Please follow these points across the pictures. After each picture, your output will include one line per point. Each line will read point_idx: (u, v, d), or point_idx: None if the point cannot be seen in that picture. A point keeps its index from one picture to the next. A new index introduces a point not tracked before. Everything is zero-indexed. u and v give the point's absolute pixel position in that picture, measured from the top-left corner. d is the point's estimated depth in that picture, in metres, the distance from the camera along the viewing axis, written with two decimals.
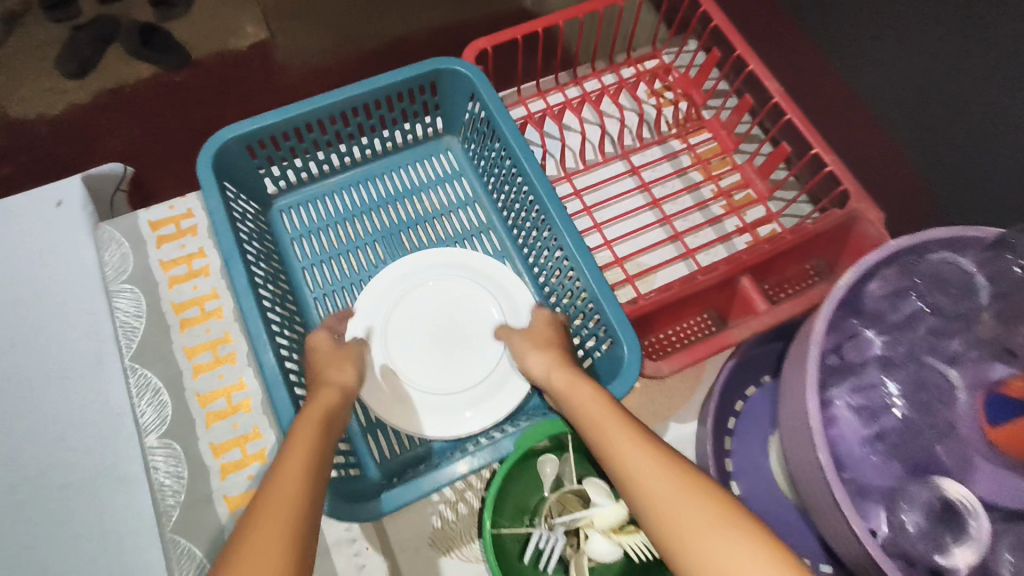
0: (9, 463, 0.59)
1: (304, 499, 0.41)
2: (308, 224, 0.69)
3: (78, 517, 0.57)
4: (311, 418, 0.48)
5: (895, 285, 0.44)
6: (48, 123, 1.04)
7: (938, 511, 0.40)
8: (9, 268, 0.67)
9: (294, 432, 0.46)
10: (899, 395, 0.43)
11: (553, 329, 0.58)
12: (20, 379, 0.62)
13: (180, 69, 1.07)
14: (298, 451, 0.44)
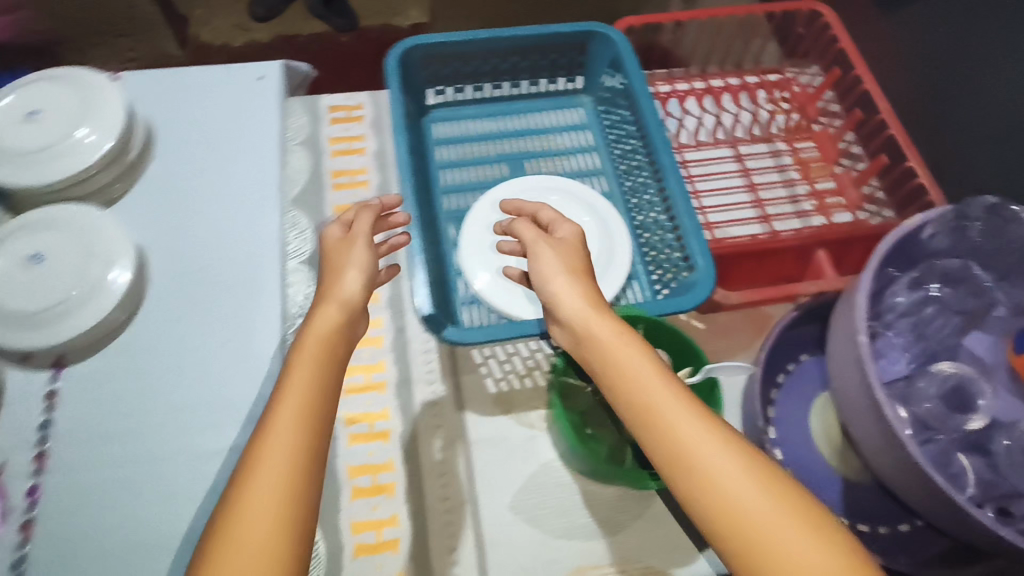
0: (179, 254, 0.71)
1: (302, 437, 0.45)
2: (452, 136, 0.81)
3: (222, 307, 0.69)
4: (320, 333, 0.51)
5: (951, 223, 0.51)
6: (228, 52, 1.34)
7: (950, 390, 0.51)
8: (209, 113, 0.80)
9: (301, 348, 0.50)
10: (938, 294, 0.53)
11: (572, 255, 0.56)
12: (198, 194, 0.75)
13: (347, 31, 1.35)
14: (303, 375, 0.48)
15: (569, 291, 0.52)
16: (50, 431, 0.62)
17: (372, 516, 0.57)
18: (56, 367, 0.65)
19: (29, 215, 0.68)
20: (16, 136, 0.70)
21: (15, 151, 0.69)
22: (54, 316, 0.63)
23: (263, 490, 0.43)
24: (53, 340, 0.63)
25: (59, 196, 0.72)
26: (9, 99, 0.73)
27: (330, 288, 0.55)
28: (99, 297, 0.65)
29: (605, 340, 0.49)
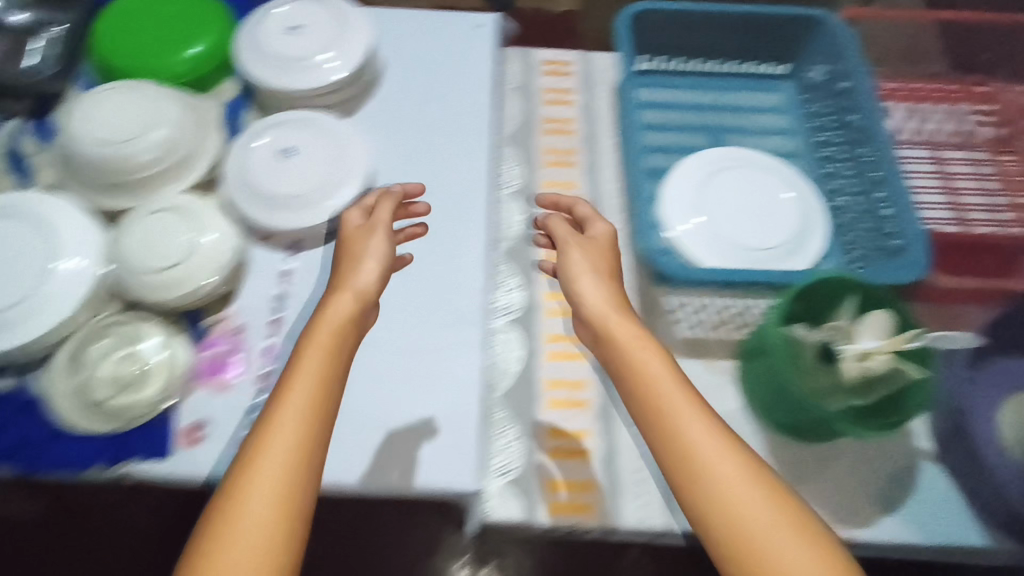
0: (403, 172, 0.78)
1: (303, 436, 0.52)
2: (656, 101, 0.84)
3: (441, 223, 0.74)
4: (329, 321, 0.58)
5: None
6: None
7: None
8: (430, 52, 0.86)
9: (313, 342, 0.56)
10: None
11: (597, 258, 0.62)
12: (420, 121, 0.81)
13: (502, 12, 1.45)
14: (310, 374, 0.55)
15: (592, 289, 0.60)
16: (285, 305, 0.70)
17: (570, 425, 0.65)
18: (290, 248, 0.73)
19: (283, 114, 0.77)
20: (276, 44, 0.78)
21: (276, 59, 0.78)
22: (296, 204, 0.72)
23: (262, 485, 0.50)
24: (300, 224, 0.72)
25: (303, 100, 0.80)
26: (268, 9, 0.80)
27: (346, 277, 0.61)
28: (340, 194, 0.72)
29: (624, 339, 0.57)
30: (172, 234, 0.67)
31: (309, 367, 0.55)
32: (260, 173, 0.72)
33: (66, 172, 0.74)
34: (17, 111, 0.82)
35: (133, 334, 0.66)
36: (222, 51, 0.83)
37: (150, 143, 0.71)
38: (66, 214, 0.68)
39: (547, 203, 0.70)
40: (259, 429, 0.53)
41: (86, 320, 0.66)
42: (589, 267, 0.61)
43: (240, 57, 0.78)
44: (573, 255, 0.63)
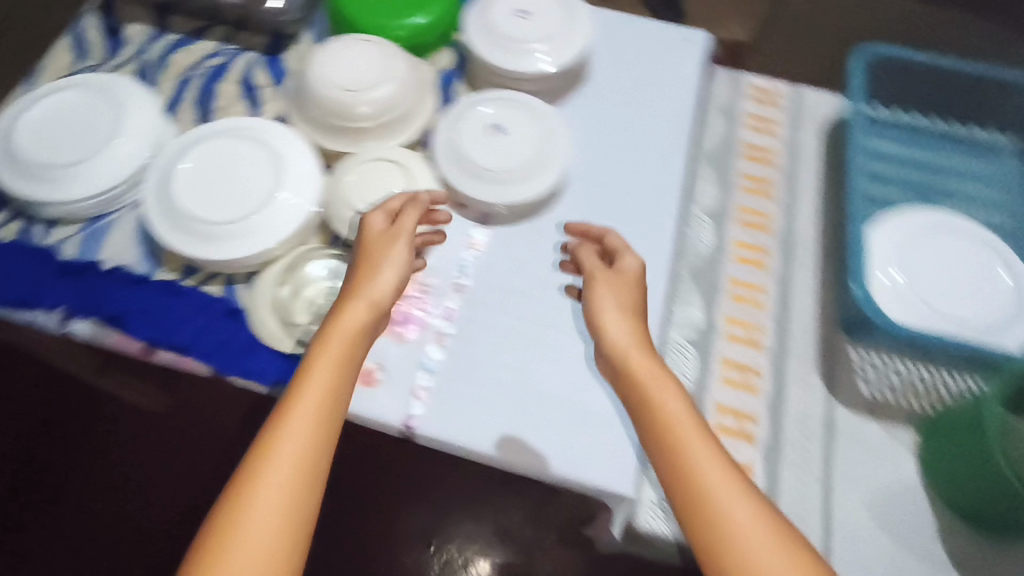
0: (596, 170, 0.79)
1: (311, 440, 0.52)
2: (881, 147, 0.94)
3: (627, 227, 0.75)
4: (343, 330, 0.58)
5: None
6: None
7: None
8: (638, 58, 0.87)
9: (322, 352, 0.57)
10: None
11: (623, 289, 0.63)
12: (618, 123, 0.82)
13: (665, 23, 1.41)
14: (319, 385, 0.55)
15: (617, 325, 0.60)
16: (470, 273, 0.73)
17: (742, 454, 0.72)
18: (481, 222, 0.76)
19: (497, 92, 0.79)
20: (504, 26, 0.81)
21: (504, 40, 0.81)
22: (502, 183, 0.73)
23: (268, 494, 0.49)
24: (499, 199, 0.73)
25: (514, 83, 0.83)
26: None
27: (361, 283, 0.61)
28: (542, 179, 0.74)
29: (645, 377, 0.56)
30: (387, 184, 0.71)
31: (318, 379, 0.55)
32: (469, 144, 0.74)
33: (294, 108, 0.79)
34: (254, 45, 0.88)
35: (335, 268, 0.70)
36: (439, 25, 0.86)
37: (379, 97, 0.74)
38: (293, 148, 0.73)
39: (578, 233, 0.72)
40: (267, 434, 0.52)
41: (294, 249, 0.70)
42: (617, 304, 0.61)
43: (467, 31, 0.82)
44: (599, 289, 0.63)
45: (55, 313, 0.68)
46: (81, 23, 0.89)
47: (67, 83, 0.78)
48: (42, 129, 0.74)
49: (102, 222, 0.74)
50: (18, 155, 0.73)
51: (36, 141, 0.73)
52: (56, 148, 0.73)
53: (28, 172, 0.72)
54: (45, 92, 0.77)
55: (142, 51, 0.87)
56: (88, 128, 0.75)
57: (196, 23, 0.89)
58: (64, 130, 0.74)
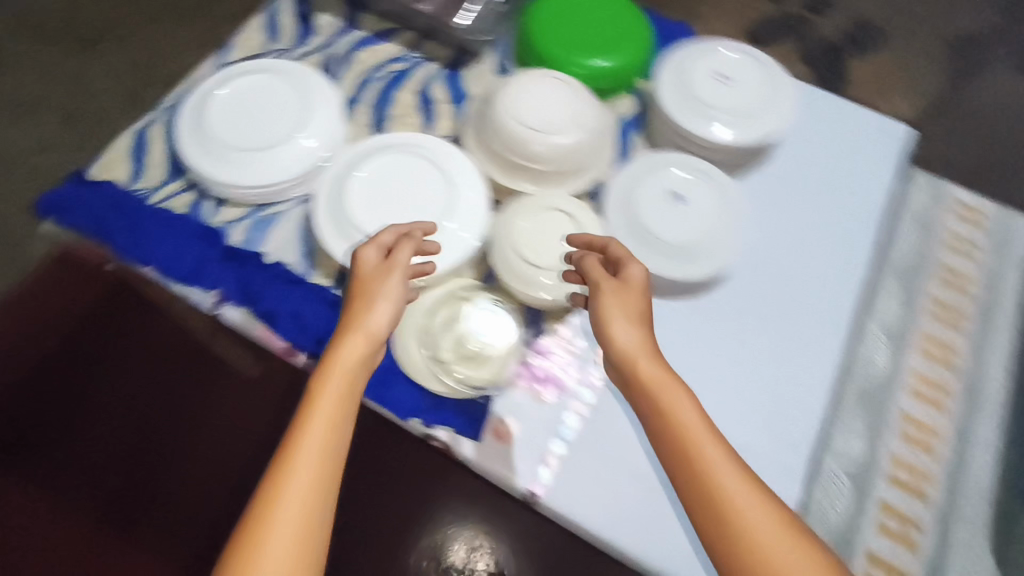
0: (769, 257, 0.74)
1: (314, 486, 0.48)
2: None
3: (796, 329, 0.71)
4: (342, 366, 0.53)
5: None
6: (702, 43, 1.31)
7: None
8: (829, 139, 0.81)
9: (322, 389, 0.52)
10: None
11: (627, 295, 0.58)
12: (800, 210, 0.77)
13: None
14: (322, 423, 0.50)
15: (623, 336, 0.55)
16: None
17: None
18: None
19: (683, 156, 0.76)
20: (700, 88, 0.78)
21: (697, 103, 0.77)
22: (679, 255, 0.71)
23: (274, 554, 0.45)
24: (664, 273, 0.71)
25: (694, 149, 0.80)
26: (703, 49, 0.80)
27: (356, 317, 0.56)
28: (712, 262, 0.71)
29: (652, 383, 0.53)
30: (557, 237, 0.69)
31: (321, 417, 0.51)
32: (644, 209, 0.72)
33: (471, 130, 0.78)
34: (437, 57, 0.88)
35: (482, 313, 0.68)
36: (618, 72, 0.84)
37: (563, 146, 0.72)
38: (469, 180, 0.72)
39: (580, 242, 0.65)
40: (267, 485, 0.48)
41: (448, 283, 0.69)
42: (627, 312, 0.56)
43: (659, 82, 0.79)
44: (603, 296, 0.58)
45: (211, 296, 0.70)
46: (277, 4, 0.91)
47: (258, 66, 0.79)
48: (230, 111, 0.76)
49: (265, 211, 0.75)
50: (205, 133, 0.74)
51: (224, 121, 0.75)
52: (241, 132, 0.75)
53: (211, 151, 0.74)
54: (238, 71, 0.79)
55: (329, 43, 0.88)
56: (273, 117, 0.76)
57: (385, 26, 0.90)
58: (251, 115, 0.75)
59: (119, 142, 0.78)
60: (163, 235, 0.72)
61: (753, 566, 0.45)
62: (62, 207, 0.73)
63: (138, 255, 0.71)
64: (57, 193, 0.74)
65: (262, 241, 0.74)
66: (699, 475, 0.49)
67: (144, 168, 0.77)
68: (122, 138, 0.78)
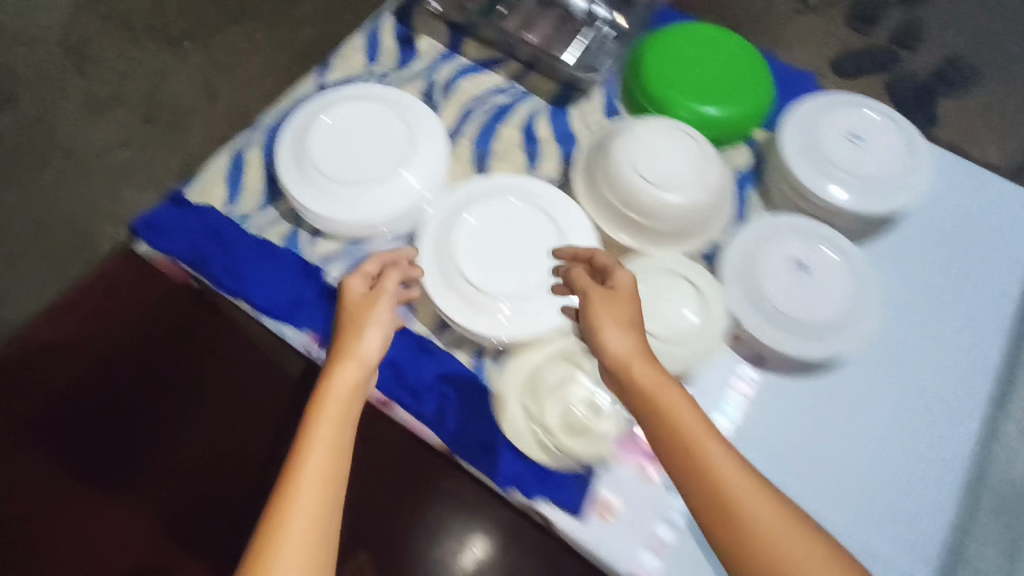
0: (894, 344, 0.71)
1: (316, 514, 0.45)
2: None
3: (922, 427, 0.68)
4: (336, 392, 0.51)
5: None
6: None
7: None
8: (964, 217, 0.77)
9: (319, 416, 0.50)
10: None
11: (618, 308, 0.56)
12: (929, 294, 0.73)
13: None
14: (322, 448, 0.48)
15: (613, 337, 0.54)
16: (733, 424, 0.67)
17: None
18: (754, 364, 0.69)
19: (806, 219, 0.72)
20: (826, 141, 0.74)
21: (826, 165, 0.73)
22: (802, 331, 0.67)
23: None
24: (785, 348, 0.67)
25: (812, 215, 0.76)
26: (843, 104, 0.76)
27: (347, 346, 0.55)
28: (838, 342, 0.67)
29: (645, 385, 0.51)
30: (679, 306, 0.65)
31: (321, 443, 0.48)
32: (767, 276, 0.69)
33: (582, 174, 0.75)
34: (542, 89, 0.84)
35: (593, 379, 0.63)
36: (726, 121, 0.80)
37: (683, 204, 0.69)
38: (581, 235, 0.69)
39: (566, 255, 0.65)
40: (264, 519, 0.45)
41: (555, 342, 0.65)
42: (619, 320, 0.55)
43: (780, 124, 0.76)
44: (593, 305, 0.57)
45: (306, 335, 0.68)
46: (377, 23, 0.87)
47: (357, 92, 0.76)
48: (333, 141, 0.73)
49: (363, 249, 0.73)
50: (309, 164, 0.72)
51: (327, 153, 0.72)
52: (345, 166, 0.72)
53: (316, 185, 0.71)
54: (338, 97, 0.76)
55: (431, 69, 0.85)
56: (378, 151, 0.73)
57: (489, 53, 0.86)
58: (355, 147, 0.73)
59: (214, 163, 0.76)
60: (259, 268, 0.70)
61: (760, 561, 0.45)
62: (157, 231, 0.71)
63: (233, 288, 0.70)
64: (152, 217, 0.72)
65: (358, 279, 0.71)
66: (692, 456, 0.48)
67: (240, 194, 0.74)
68: (218, 160, 0.76)
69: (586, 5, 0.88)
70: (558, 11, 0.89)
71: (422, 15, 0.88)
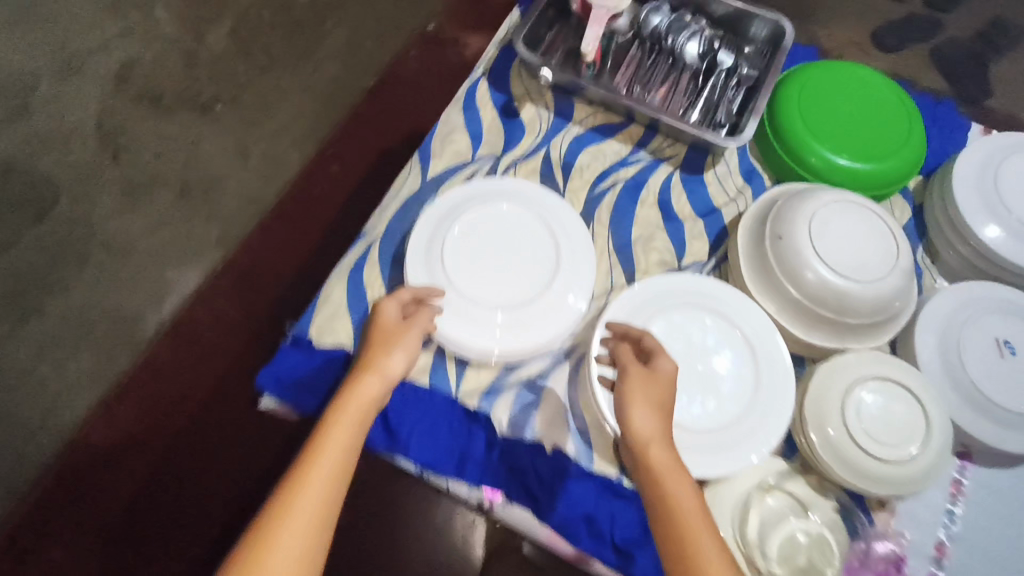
0: None
1: (323, 505, 0.44)
2: None
3: None
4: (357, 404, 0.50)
5: None
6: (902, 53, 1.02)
7: None
8: None
9: (339, 417, 0.48)
10: None
11: (662, 390, 0.52)
12: None
13: None
14: (335, 452, 0.46)
15: (638, 410, 0.51)
16: (955, 528, 0.61)
17: None
18: (962, 456, 0.64)
19: (989, 286, 0.67)
20: (1010, 185, 0.69)
21: (1014, 223, 0.68)
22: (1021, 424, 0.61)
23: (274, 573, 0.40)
24: (979, 430, 0.62)
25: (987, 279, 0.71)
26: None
27: (375, 358, 0.53)
28: None
29: (659, 469, 0.48)
30: (902, 427, 0.58)
31: (333, 449, 0.46)
32: (961, 347, 0.64)
33: (752, 268, 0.66)
34: (670, 154, 0.75)
35: (817, 511, 0.58)
36: (878, 177, 0.71)
37: (881, 293, 0.61)
38: (768, 338, 0.60)
39: (618, 330, 0.59)
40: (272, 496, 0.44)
41: (762, 471, 0.60)
42: (648, 399, 0.51)
43: (960, 154, 0.72)
44: (628, 380, 0.53)
45: (479, 492, 0.59)
46: (473, 95, 0.78)
47: (477, 193, 0.67)
48: (468, 259, 0.64)
49: (514, 373, 0.64)
50: (448, 290, 0.62)
51: (466, 274, 0.63)
52: (490, 287, 0.63)
53: (461, 313, 0.62)
54: (457, 204, 0.67)
55: (544, 143, 0.76)
56: (521, 265, 0.64)
57: (604, 116, 0.77)
58: (496, 264, 0.64)
59: (332, 290, 0.67)
60: (411, 414, 0.61)
61: None
62: (288, 385, 0.64)
63: (387, 445, 0.60)
64: (280, 369, 0.64)
65: (524, 421, 0.62)
66: (687, 527, 0.44)
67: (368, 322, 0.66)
68: (335, 286, 0.68)
69: (699, 47, 0.79)
70: (669, 56, 0.79)
71: (520, 79, 0.78)
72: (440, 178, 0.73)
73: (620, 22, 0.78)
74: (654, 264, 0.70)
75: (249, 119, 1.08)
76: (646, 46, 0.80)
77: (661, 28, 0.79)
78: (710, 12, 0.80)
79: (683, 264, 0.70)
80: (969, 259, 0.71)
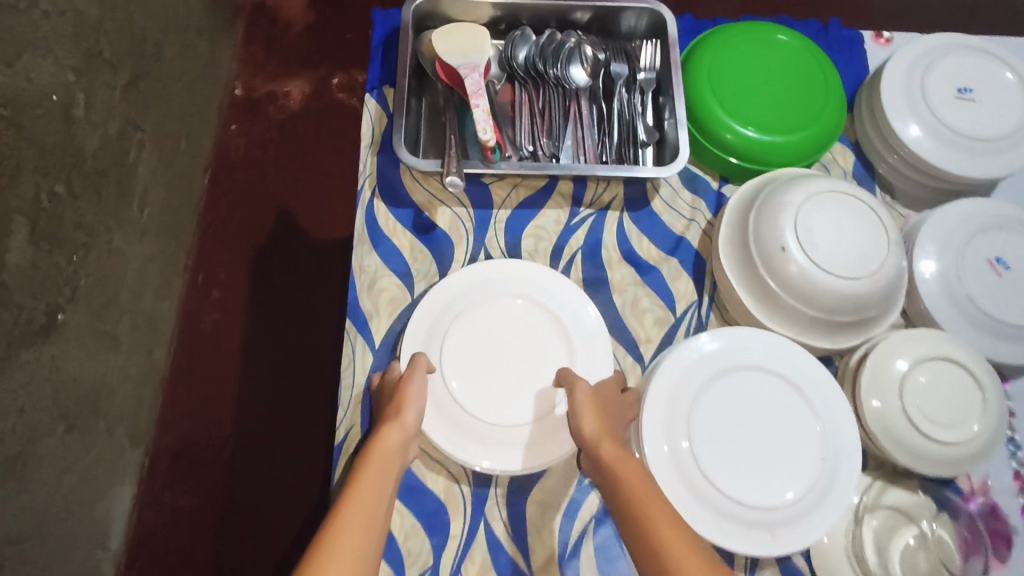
0: None
1: (373, 522, 0.39)
2: None
3: None
4: (385, 447, 0.46)
5: None
6: None
7: None
8: None
9: (371, 454, 0.45)
10: None
11: (610, 403, 0.54)
12: None
13: None
14: (372, 479, 0.43)
15: (592, 410, 0.51)
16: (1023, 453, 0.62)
17: None
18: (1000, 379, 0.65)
19: (952, 206, 0.66)
20: (941, 97, 0.67)
21: (954, 134, 0.66)
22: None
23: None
24: (987, 353, 0.63)
25: (943, 195, 0.71)
26: (972, 52, 0.69)
27: (391, 412, 0.51)
28: None
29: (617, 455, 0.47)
30: (955, 401, 0.57)
31: (371, 475, 0.43)
32: (956, 266, 0.64)
33: (754, 294, 0.61)
34: (610, 198, 0.69)
35: (920, 512, 0.58)
36: (826, 133, 0.67)
37: (886, 276, 0.58)
38: (805, 365, 0.58)
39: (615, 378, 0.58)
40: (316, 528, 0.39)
41: (857, 494, 0.59)
42: (599, 405, 0.53)
43: (890, 59, 0.69)
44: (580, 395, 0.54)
45: None
46: (375, 225, 0.67)
47: (441, 312, 0.60)
48: (477, 380, 0.58)
49: (586, 533, 0.60)
50: (480, 427, 0.56)
51: (487, 398, 0.57)
52: (517, 394, 0.58)
53: (506, 441, 0.57)
54: (433, 327, 0.60)
55: (478, 245, 0.67)
56: (532, 359, 0.59)
57: (526, 184, 0.69)
58: (509, 372, 0.59)
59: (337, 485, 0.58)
60: None
61: None
62: None
63: None
64: None
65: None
66: (639, 495, 0.42)
67: (400, 548, 0.58)
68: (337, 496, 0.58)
69: (587, 67, 0.69)
70: (558, 89, 0.69)
71: (417, 184, 0.68)
72: (391, 339, 0.63)
73: (491, 72, 0.71)
74: (652, 327, 0.65)
75: (99, 307, 0.80)
76: (529, 84, 0.70)
77: (535, 59, 0.69)
78: (577, 20, 0.71)
79: (678, 314, 0.66)
80: (899, 168, 0.71)
